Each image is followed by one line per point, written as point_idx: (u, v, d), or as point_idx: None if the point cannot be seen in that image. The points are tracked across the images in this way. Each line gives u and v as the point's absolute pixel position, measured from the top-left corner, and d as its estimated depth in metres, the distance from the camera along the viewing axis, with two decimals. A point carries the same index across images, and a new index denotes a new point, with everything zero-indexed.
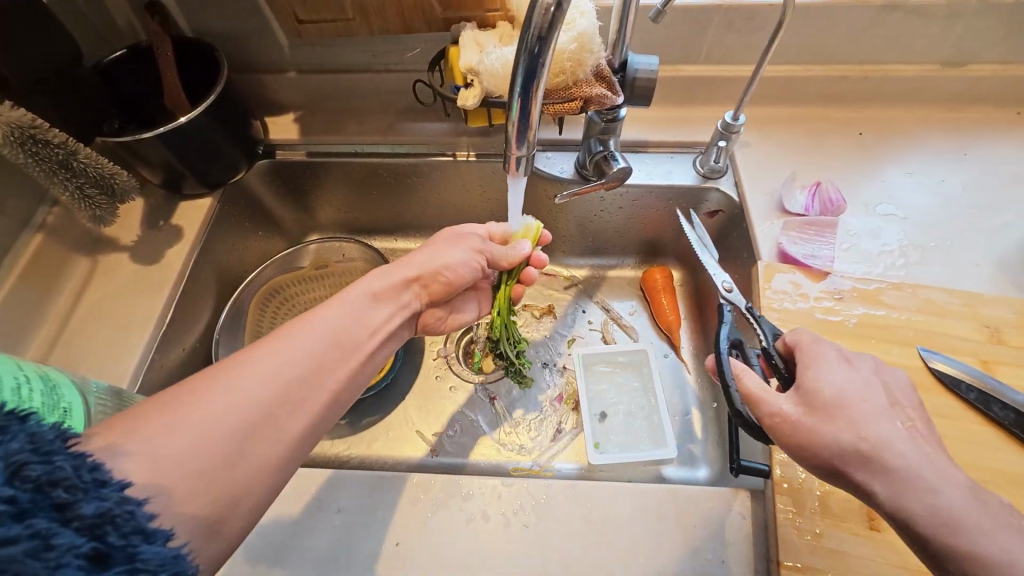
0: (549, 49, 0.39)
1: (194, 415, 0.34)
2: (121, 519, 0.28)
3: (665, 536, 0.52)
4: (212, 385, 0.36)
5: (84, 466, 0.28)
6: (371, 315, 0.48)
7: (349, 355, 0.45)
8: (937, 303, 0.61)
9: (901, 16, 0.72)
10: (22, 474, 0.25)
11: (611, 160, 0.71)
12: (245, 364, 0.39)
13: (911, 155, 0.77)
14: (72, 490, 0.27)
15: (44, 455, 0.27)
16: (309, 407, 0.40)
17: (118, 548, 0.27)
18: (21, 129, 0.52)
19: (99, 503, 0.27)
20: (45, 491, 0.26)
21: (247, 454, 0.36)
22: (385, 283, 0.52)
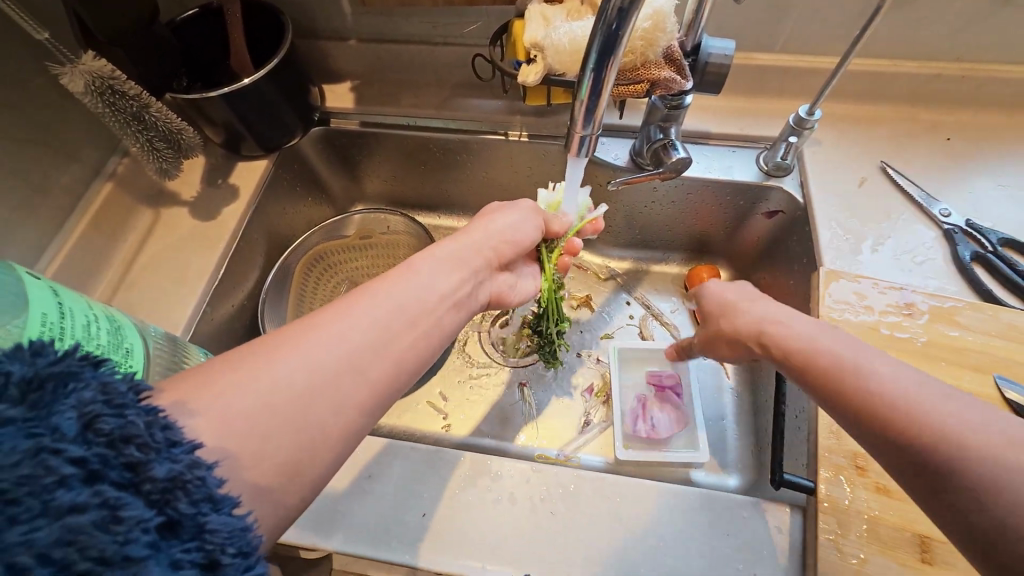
0: (628, 24, 0.36)
1: (266, 377, 0.35)
2: (191, 486, 0.26)
3: (694, 543, 0.51)
4: (283, 346, 0.37)
5: (157, 424, 0.26)
6: (437, 282, 0.47)
7: (416, 321, 0.43)
8: (1020, 329, 0.56)
9: (1013, 11, 0.65)
10: (95, 427, 0.24)
11: (670, 149, 0.67)
12: (313, 327, 0.39)
13: (1005, 166, 0.70)
14: (145, 449, 0.25)
15: (117, 408, 0.25)
16: (373, 374, 0.39)
17: (188, 516, 0.26)
18: (101, 79, 0.54)
19: (171, 465, 0.26)
20: (117, 449, 0.24)
21: (312, 420, 0.36)
22: (451, 253, 0.51)
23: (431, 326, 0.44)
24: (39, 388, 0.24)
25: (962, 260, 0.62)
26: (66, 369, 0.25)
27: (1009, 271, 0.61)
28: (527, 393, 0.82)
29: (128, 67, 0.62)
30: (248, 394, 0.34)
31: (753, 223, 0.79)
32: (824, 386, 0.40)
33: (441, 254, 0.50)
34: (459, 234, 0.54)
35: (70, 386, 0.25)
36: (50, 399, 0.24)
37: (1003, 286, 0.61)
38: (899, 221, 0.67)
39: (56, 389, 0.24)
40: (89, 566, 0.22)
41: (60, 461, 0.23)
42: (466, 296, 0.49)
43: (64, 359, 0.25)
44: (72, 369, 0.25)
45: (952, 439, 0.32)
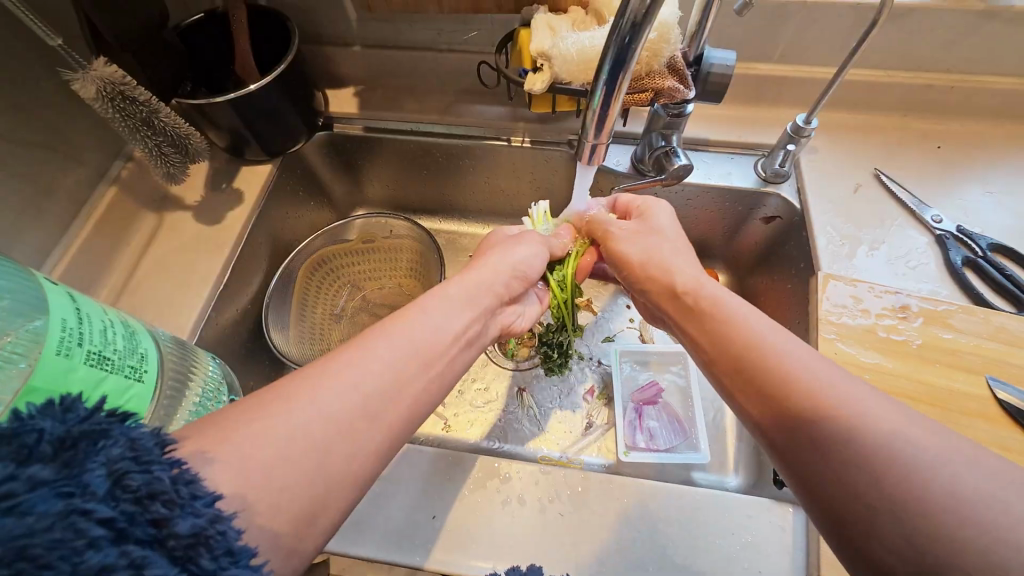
0: (642, 37, 0.37)
1: (294, 433, 0.35)
2: (214, 541, 0.26)
3: (700, 541, 0.52)
4: (307, 398, 0.37)
5: (181, 479, 0.26)
6: (447, 323, 0.48)
7: (430, 368, 0.44)
8: (1010, 332, 0.58)
9: (1001, 25, 0.67)
10: (123, 483, 0.24)
11: (673, 156, 0.69)
12: (336, 374, 0.39)
13: (993, 173, 0.72)
14: (170, 505, 0.25)
15: (144, 464, 0.25)
16: (392, 424, 0.40)
17: (210, 574, 0.25)
18: (112, 85, 0.54)
19: (195, 520, 0.25)
20: (143, 505, 0.24)
21: (336, 475, 0.36)
22: (460, 290, 0.52)
23: (444, 371, 0.46)
24: (72, 447, 0.24)
25: (954, 265, 0.64)
26: (96, 426, 0.25)
27: (999, 276, 0.63)
28: (529, 396, 0.83)
29: (138, 72, 0.62)
30: (277, 452, 0.34)
31: (751, 228, 0.81)
32: (715, 350, 0.46)
33: (450, 293, 0.51)
34: (469, 269, 0.56)
35: (100, 443, 0.25)
36: (81, 456, 0.24)
37: (994, 290, 0.63)
38: (893, 226, 0.69)
39: (86, 447, 0.25)
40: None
41: (88, 522, 0.23)
42: (474, 336, 0.51)
43: (93, 416, 0.26)
44: (102, 426, 0.25)
45: (811, 411, 0.37)
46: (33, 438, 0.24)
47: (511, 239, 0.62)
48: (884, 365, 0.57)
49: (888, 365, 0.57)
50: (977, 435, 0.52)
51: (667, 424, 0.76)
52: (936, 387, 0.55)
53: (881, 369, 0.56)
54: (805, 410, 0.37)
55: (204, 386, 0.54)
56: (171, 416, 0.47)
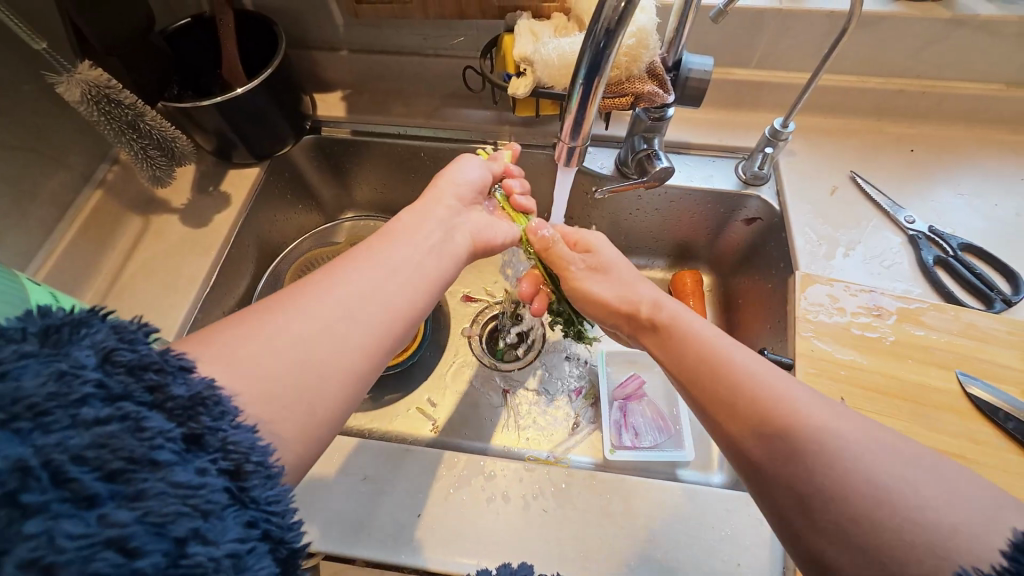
0: (616, 43, 0.39)
1: (275, 333, 0.38)
2: (208, 404, 0.31)
3: (681, 535, 0.53)
4: (284, 306, 0.40)
5: (168, 355, 0.31)
6: (417, 243, 0.51)
7: (398, 269, 0.48)
8: (979, 328, 0.59)
9: (966, 32, 0.70)
10: (113, 358, 0.28)
11: (654, 158, 0.70)
12: (304, 290, 0.42)
13: (963, 176, 0.75)
14: (160, 373, 0.30)
15: (130, 343, 0.29)
16: (371, 317, 0.43)
17: (208, 429, 0.30)
18: (97, 88, 0.54)
19: (188, 386, 0.31)
20: (136, 375, 0.29)
21: (326, 363, 0.39)
22: (413, 213, 0.55)
23: (415, 272, 0.49)
24: (56, 331, 0.28)
25: (926, 263, 0.66)
26: (77, 316, 0.29)
27: (968, 274, 0.65)
28: (516, 397, 0.83)
29: (125, 76, 0.62)
30: (265, 349, 0.37)
31: (732, 230, 0.83)
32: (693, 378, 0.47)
33: (419, 220, 0.54)
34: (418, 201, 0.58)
35: (84, 328, 0.28)
36: (66, 340, 0.28)
37: (965, 288, 0.65)
38: (868, 227, 0.71)
39: (71, 332, 0.28)
40: (123, 464, 0.26)
41: (83, 383, 0.26)
42: (438, 245, 0.53)
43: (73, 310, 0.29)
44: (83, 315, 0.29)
45: (772, 431, 0.39)
46: (16, 330, 0.27)
47: (454, 163, 0.63)
48: (858, 361, 0.58)
49: (862, 361, 0.58)
50: (946, 428, 0.54)
51: (653, 422, 0.77)
52: (908, 382, 0.57)
53: (855, 365, 0.58)
54: (774, 429, 0.39)
55: None
56: None
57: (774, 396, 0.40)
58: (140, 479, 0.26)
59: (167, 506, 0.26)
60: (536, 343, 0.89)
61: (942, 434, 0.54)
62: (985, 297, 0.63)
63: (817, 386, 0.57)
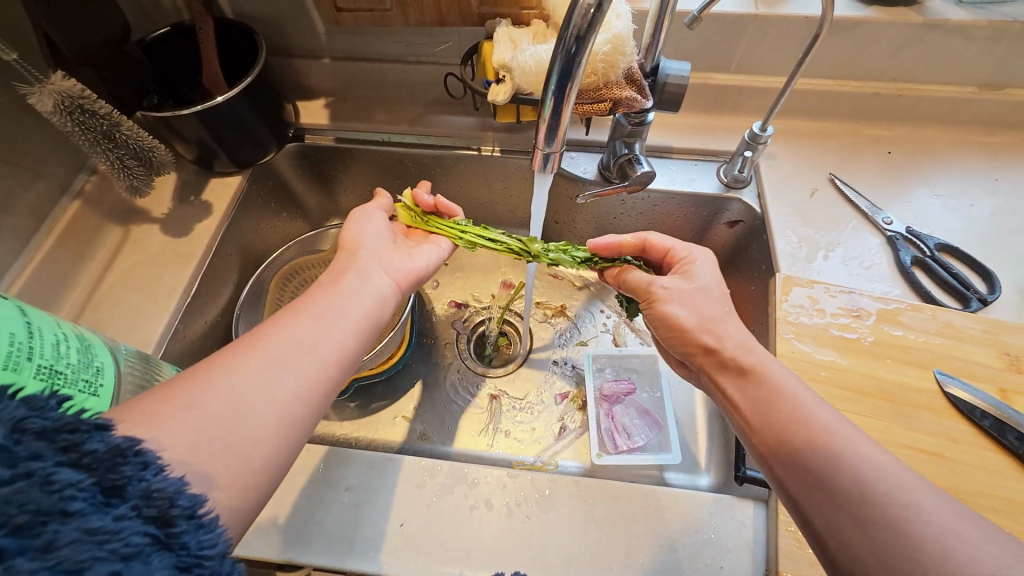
0: (586, 49, 0.39)
1: (197, 397, 0.39)
2: (128, 457, 0.31)
3: (664, 539, 0.53)
4: (204, 378, 0.40)
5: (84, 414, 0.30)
6: (344, 291, 0.51)
7: (324, 316, 0.48)
8: (955, 327, 0.60)
9: (939, 35, 0.71)
10: (23, 427, 0.28)
11: (635, 163, 0.71)
12: (227, 353, 0.43)
13: (940, 177, 0.76)
14: (76, 433, 0.29)
15: (41, 411, 0.29)
16: (296, 366, 0.43)
17: (129, 479, 0.30)
18: (70, 99, 0.54)
19: (106, 441, 0.30)
20: (49, 438, 0.28)
21: (253, 418, 0.40)
22: (339, 267, 0.55)
23: (344, 318, 0.49)
24: None
25: (904, 264, 0.67)
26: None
27: (945, 274, 0.65)
28: (503, 403, 0.83)
29: (98, 86, 0.62)
30: (189, 416, 0.38)
31: (715, 233, 0.83)
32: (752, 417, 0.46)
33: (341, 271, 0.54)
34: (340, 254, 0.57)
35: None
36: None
37: (943, 289, 0.65)
38: (847, 228, 0.72)
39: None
40: (29, 518, 0.26)
41: None
42: (359, 289, 0.52)
43: None
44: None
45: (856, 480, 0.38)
46: None
47: (354, 220, 0.62)
48: (838, 362, 0.59)
49: (841, 362, 0.59)
50: (923, 426, 0.55)
51: (641, 422, 0.77)
52: (886, 382, 0.57)
53: (835, 366, 0.59)
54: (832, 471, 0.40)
55: None
56: None
57: (860, 452, 0.40)
58: (51, 530, 0.26)
59: (80, 554, 0.27)
60: (523, 347, 0.89)
61: (920, 433, 0.54)
62: (963, 297, 0.64)
63: None
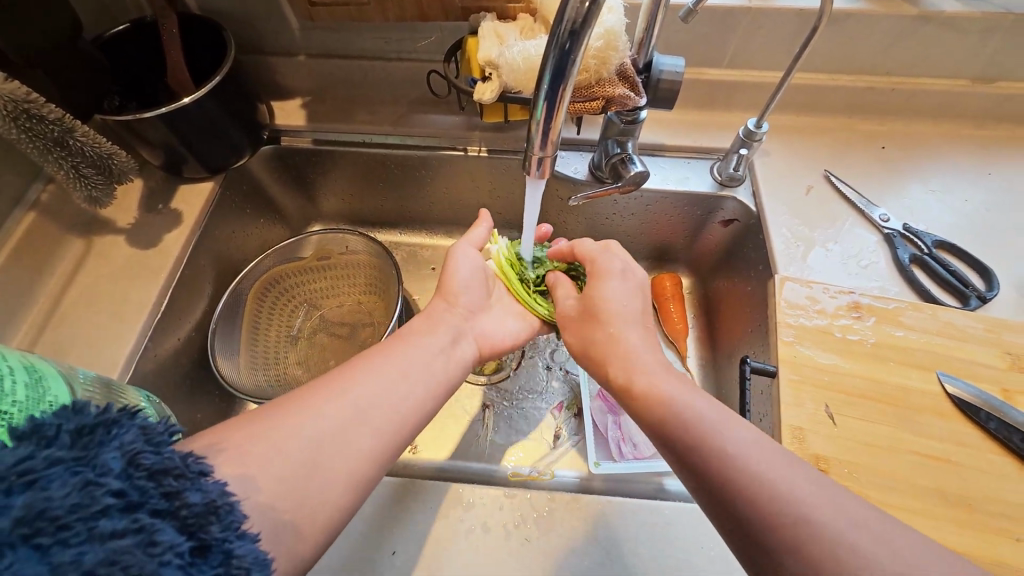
0: (582, 45, 0.36)
1: (289, 441, 0.39)
2: (222, 511, 0.30)
3: (669, 558, 0.51)
4: (295, 415, 0.41)
5: (189, 459, 0.31)
6: (432, 346, 0.52)
7: (409, 373, 0.48)
8: (957, 327, 0.59)
9: (933, 28, 0.70)
10: (137, 463, 0.28)
11: (628, 163, 0.68)
12: (311, 396, 0.43)
13: (934, 172, 0.75)
14: (179, 479, 0.29)
15: (155, 446, 0.29)
16: (376, 425, 0.44)
17: (217, 541, 0.29)
18: (14, 103, 0.48)
19: (204, 493, 0.30)
20: (157, 480, 0.28)
21: (326, 471, 0.40)
22: (426, 318, 0.56)
23: (426, 373, 0.50)
24: (90, 433, 0.28)
25: (902, 262, 0.66)
26: (108, 417, 0.29)
27: (943, 271, 0.64)
28: (496, 413, 0.81)
29: (49, 88, 0.56)
30: (275, 454, 0.39)
31: (710, 232, 0.81)
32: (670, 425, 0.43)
33: (429, 320, 0.56)
34: (435, 301, 0.59)
35: (113, 432, 0.29)
36: (97, 442, 0.28)
37: (941, 286, 0.64)
38: (844, 225, 0.71)
39: (102, 434, 0.28)
40: None
41: (104, 492, 0.26)
42: (444, 345, 0.54)
43: (106, 412, 0.29)
44: (114, 417, 0.29)
45: (755, 485, 0.36)
46: (54, 430, 0.27)
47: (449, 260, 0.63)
48: (840, 366, 0.57)
49: (843, 365, 0.57)
50: (929, 431, 0.53)
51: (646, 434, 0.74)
52: (891, 386, 0.56)
53: (837, 370, 0.57)
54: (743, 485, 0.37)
55: None
56: None
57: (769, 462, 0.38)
58: None
59: None
60: (515, 354, 0.86)
61: (925, 438, 0.53)
62: (965, 294, 0.62)
63: (801, 394, 0.56)
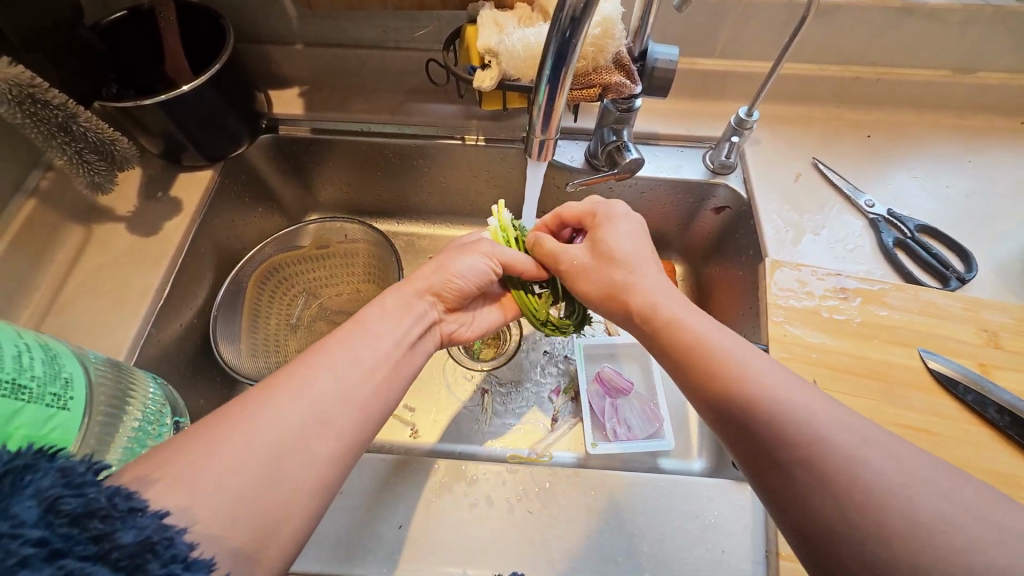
0: (581, 32, 0.38)
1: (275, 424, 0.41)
2: (160, 546, 0.28)
3: (666, 527, 0.53)
4: (278, 401, 0.42)
5: (117, 495, 0.29)
6: (402, 340, 0.52)
7: (376, 371, 0.48)
8: (937, 306, 0.62)
9: (914, 21, 0.72)
10: (57, 509, 0.26)
11: (624, 150, 0.70)
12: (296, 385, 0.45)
13: (917, 159, 0.77)
14: (107, 520, 0.27)
15: (76, 488, 0.27)
16: (354, 408, 0.45)
17: None
18: (19, 87, 0.49)
19: (137, 530, 0.28)
20: (81, 525, 0.26)
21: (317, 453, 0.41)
22: (399, 301, 0.55)
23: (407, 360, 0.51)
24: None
25: (886, 246, 0.68)
26: (22, 461, 0.27)
27: (924, 254, 0.67)
28: (494, 397, 0.82)
29: (52, 76, 0.58)
30: (261, 439, 0.39)
31: (702, 219, 0.83)
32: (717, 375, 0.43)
33: (406, 304, 0.56)
34: (418, 280, 0.59)
35: (28, 478, 0.26)
36: (8, 492, 0.26)
37: (924, 268, 0.67)
38: (831, 212, 0.73)
39: (15, 482, 0.26)
40: None
41: (20, 542, 0.24)
42: (417, 340, 0.54)
43: (20, 454, 0.27)
44: (29, 460, 0.27)
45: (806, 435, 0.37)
46: None
47: (454, 245, 0.62)
48: (827, 344, 0.60)
49: (830, 343, 0.60)
50: (911, 404, 0.56)
51: (641, 416, 0.76)
52: (875, 362, 0.59)
53: (825, 347, 0.60)
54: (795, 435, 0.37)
55: (143, 409, 0.50)
56: (101, 448, 0.43)
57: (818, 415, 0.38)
58: None
59: None
60: (512, 340, 0.88)
61: (907, 411, 0.56)
62: (947, 275, 0.65)
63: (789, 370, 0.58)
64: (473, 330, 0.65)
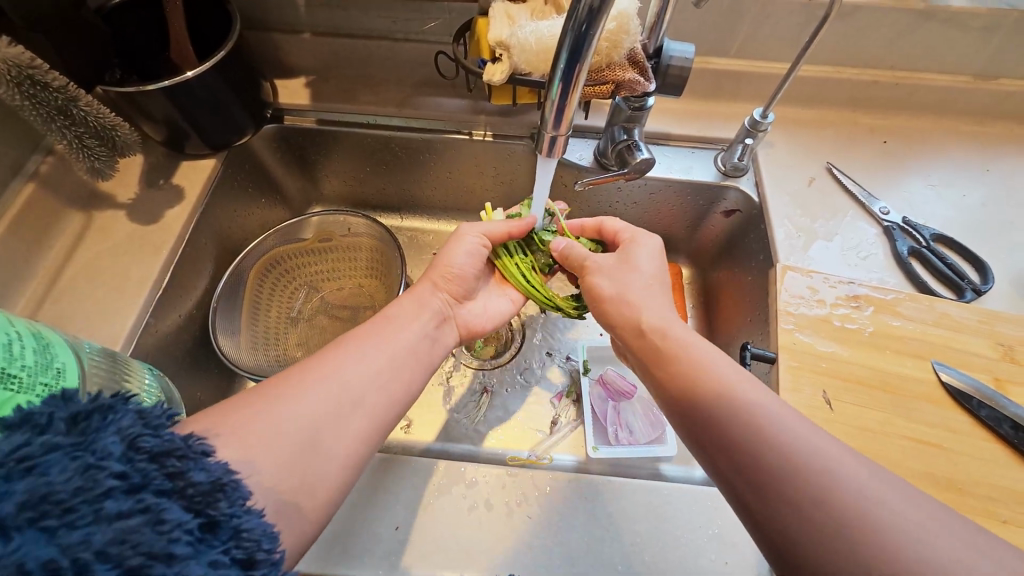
0: (598, 26, 0.36)
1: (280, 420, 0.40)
2: (229, 489, 0.31)
3: (668, 536, 0.52)
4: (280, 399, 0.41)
5: (191, 439, 0.31)
6: (417, 335, 0.52)
7: (396, 368, 0.49)
8: (952, 318, 0.60)
9: (935, 24, 0.70)
10: (138, 445, 0.28)
11: (634, 149, 0.68)
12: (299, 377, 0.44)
13: (934, 167, 0.76)
14: (182, 459, 0.30)
15: (154, 429, 0.30)
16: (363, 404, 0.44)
17: (225, 517, 0.29)
18: (17, 68, 0.48)
19: (207, 472, 0.30)
20: (159, 462, 0.29)
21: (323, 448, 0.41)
22: (410, 300, 0.55)
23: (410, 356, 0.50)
24: (87, 419, 0.29)
25: (901, 254, 0.67)
26: (102, 403, 0.29)
27: (940, 263, 0.66)
28: (495, 397, 0.81)
29: (53, 55, 0.59)
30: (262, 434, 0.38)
31: (711, 222, 0.82)
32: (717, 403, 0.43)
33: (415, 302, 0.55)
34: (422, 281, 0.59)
35: (110, 416, 0.29)
36: (94, 427, 0.28)
37: (938, 278, 0.66)
38: (845, 218, 0.72)
39: (100, 419, 0.29)
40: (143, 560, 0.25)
41: (106, 475, 0.27)
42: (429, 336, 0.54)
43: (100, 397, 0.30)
44: (107, 403, 0.29)
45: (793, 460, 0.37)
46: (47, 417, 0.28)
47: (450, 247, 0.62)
48: (839, 353, 0.58)
49: (841, 353, 0.58)
50: (924, 417, 0.55)
51: (645, 421, 0.75)
52: (887, 373, 0.57)
53: (836, 356, 0.58)
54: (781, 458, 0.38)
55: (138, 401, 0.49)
56: None
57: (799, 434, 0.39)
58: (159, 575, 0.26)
59: None
60: (515, 340, 0.86)
61: (918, 423, 0.54)
62: (964, 286, 0.63)
63: (799, 379, 0.57)
64: (491, 316, 0.64)
